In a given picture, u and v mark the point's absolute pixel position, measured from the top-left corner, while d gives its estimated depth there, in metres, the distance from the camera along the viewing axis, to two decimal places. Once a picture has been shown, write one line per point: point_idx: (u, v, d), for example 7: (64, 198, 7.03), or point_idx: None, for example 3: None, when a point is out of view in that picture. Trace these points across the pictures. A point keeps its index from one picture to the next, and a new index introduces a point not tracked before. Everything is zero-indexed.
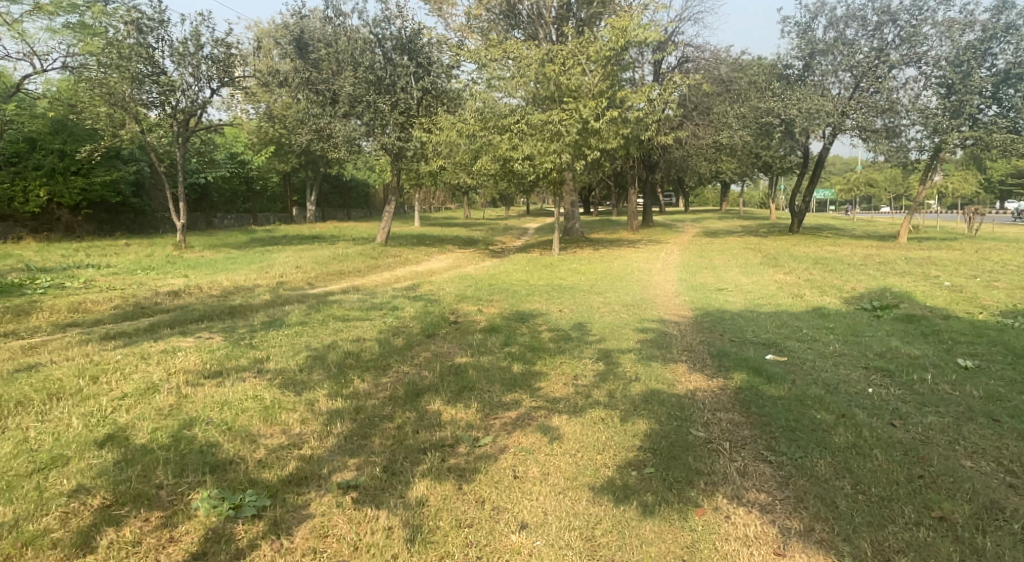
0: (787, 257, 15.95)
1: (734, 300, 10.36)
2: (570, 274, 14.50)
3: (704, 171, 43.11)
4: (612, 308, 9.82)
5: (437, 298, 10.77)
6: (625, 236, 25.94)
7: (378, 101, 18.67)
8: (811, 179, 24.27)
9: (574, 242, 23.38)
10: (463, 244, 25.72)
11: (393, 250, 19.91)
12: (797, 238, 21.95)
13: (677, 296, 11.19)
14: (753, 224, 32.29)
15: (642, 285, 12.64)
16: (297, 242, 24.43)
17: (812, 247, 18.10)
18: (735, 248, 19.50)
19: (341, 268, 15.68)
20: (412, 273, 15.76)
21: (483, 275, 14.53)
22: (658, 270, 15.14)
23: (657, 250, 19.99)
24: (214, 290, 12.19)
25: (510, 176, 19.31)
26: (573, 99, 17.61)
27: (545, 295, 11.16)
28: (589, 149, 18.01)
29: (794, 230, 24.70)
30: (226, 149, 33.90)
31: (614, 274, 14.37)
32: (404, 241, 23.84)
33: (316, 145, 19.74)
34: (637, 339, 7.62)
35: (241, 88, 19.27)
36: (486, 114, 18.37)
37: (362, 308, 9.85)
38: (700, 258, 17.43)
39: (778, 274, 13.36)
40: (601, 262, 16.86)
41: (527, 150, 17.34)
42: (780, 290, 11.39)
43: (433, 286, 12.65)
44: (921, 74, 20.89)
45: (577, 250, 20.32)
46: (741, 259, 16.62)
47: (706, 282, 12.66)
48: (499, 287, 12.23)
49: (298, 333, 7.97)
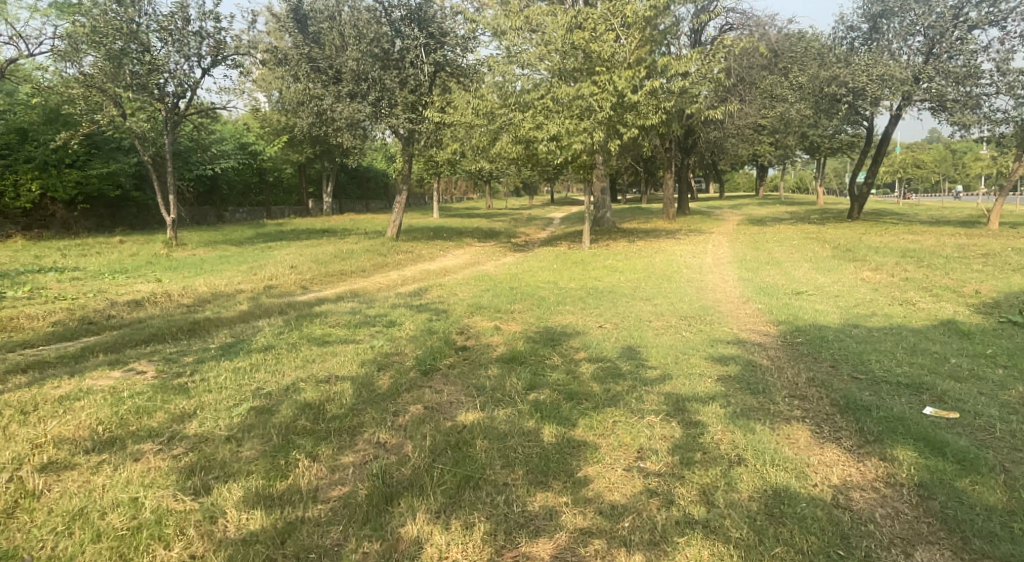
0: (864, 249, 13.54)
1: (822, 309, 8.13)
2: (607, 272, 12.37)
3: (743, 154, 40.30)
4: (669, 323, 7.62)
5: (444, 309, 8.69)
6: (660, 226, 23.63)
7: (384, 78, 16.63)
8: (874, 159, 21.66)
9: (607, 233, 21.16)
10: (484, 237, 23.65)
11: (405, 246, 17.93)
12: (859, 226, 19.46)
13: (745, 304, 8.94)
14: (801, 211, 29.61)
15: (695, 287, 10.44)
16: (304, 237, 22.57)
17: (885, 237, 15.65)
18: (792, 238, 17.09)
19: (342, 268, 13.76)
20: (423, 273, 13.78)
21: (504, 275, 12.47)
22: (710, 267, 12.94)
23: (702, 242, 17.70)
24: (185, 298, 10.28)
25: (535, 162, 17.18)
26: (606, 70, 15.33)
27: (579, 303, 9.02)
28: (624, 127, 15.74)
29: (852, 217, 22.44)
30: (235, 138, 32.16)
31: (659, 272, 12.21)
32: (420, 235, 21.82)
33: (318, 130, 17.77)
34: (715, 375, 5.42)
35: (234, 67, 17.34)
36: (506, 91, 16.19)
37: (350, 324, 7.83)
38: (755, 250, 15.15)
39: (860, 272, 11.06)
40: (641, 257, 14.67)
41: (556, 129, 15.07)
42: (874, 294, 9.12)
43: (443, 290, 10.61)
44: (1006, 36, 18.16)
45: (611, 243, 18.09)
46: (805, 251, 14.33)
47: (774, 284, 10.42)
48: (522, 292, 10.11)
49: (254, 367, 5.95)
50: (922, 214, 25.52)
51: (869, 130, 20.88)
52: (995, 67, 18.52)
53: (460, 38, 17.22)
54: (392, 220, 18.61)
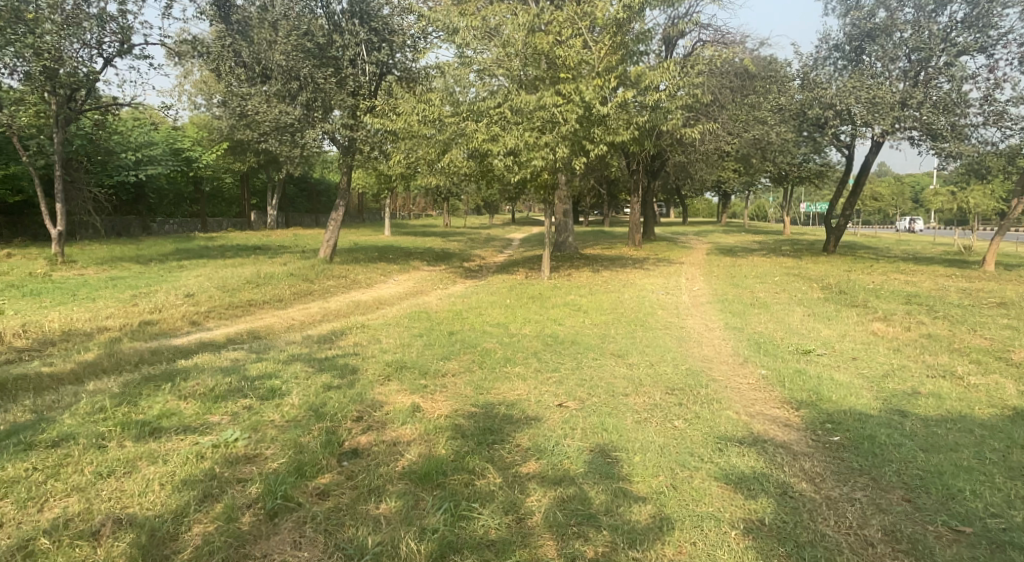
0: (860, 291, 11.89)
1: (847, 383, 6.23)
2: (569, 313, 10.38)
3: (709, 179, 39.13)
4: (654, 403, 5.60)
5: (353, 368, 6.53)
6: (626, 253, 21.91)
7: (318, 78, 14.43)
8: (853, 190, 20.38)
9: (568, 260, 19.27)
10: (434, 259, 21.48)
11: (339, 269, 15.68)
12: (839, 261, 18.00)
13: (742, 367, 7.00)
14: (770, 241, 28.28)
15: (676, 339, 8.50)
16: (230, 254, 20.06)
17: (875, 277, 14.09)
18: (772, 273, 15.45)
19: (253, 297, 11.49)
20: (352, 306, 11.61)
21: (446, 312, 10.37)
22: (690, 308, 11.09)
23: (674, 275, 15.93)
24: (18, 339, 7.89)
25: (489, 178, 15.18)
26: (571, 78, 13.52)
27: (532, 361, 6.94)
28: (591, 143, 13.87)
29: (829, 251, 21.05)
30: (167, 143, 29.37)
31: (630, 315, 10.25)
32: (361, 256, 19.53)
33: (241, 134, 15.46)
34: (741, 521, 3.45)
35: (143, 57, 14.89)
36: (457, 96, 14.09)
37: (211, 393, 5.62)
38: (735, 288, 13.40)
39: (867, 323, 9.31)
40: (606, 293, 12.79)
41: (515, 140, 13.01)
42: (901, 358, 7.30)
43: (364, 334, 8.45)
44: (993, 64, 17.19)
45: (573, 272, 16.20)
46: (791, 291, 12.64)
47: (771, 337, 8.55)
48: (462, 341, 7.99)
49: (5, 487, 3.74)
50: (897, 250, 24.40)
51: (848, 159, 19.56)
52: (982, 96, 17.44)
53: (408, 37, 15.19)
54: (325, 239, 16.30)
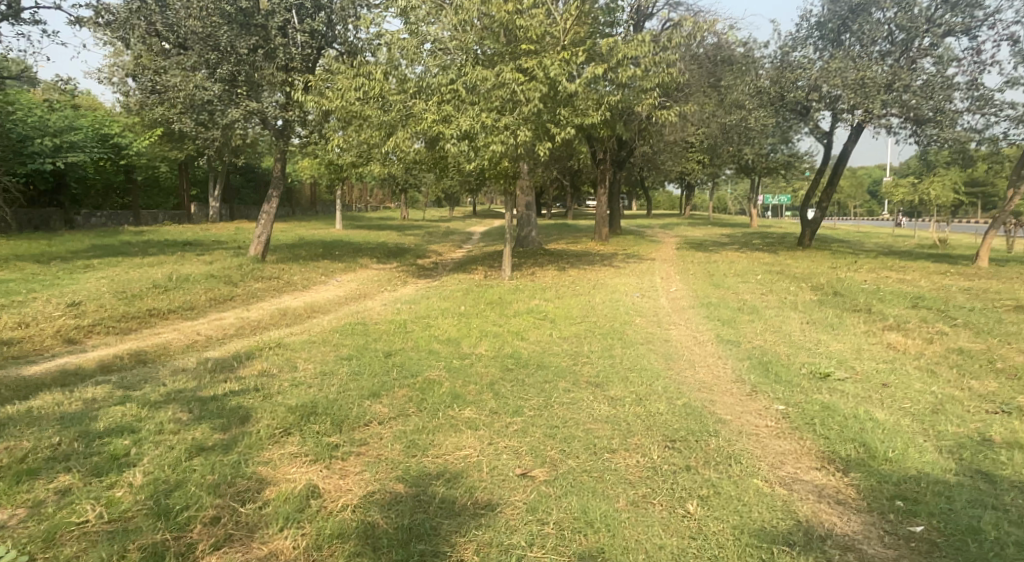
0: (857, 293, 10.61)
1: (896, 427, 4.77)
2: (531, 323, 8.81)
3: (673, 170, 38.05)
4: (653, 467, 4.05)
5: (244, 413, 4.83)
6: (593, 249, 20.47)
7: (242, 47, 12.47)
8: (830, 179, 19.25)
9: (531, 257, 17.72)
10: (384, 256, 19.67)
11: (272, 269, 13.80)
12: (820, 256, 16.89)
13: (753, 403, 5.50)
14: (739, 235, 27.19)
15: (661, 359, 6.99)
16: (152, 251, 17.88)
17: (866, 275, 12.89)
18: (753, 271, 14.15)
19: (156, 305, 9.63)
20: (277, 315, 9.83)
21: (387, 323, 8.69)
22: (671, 315, 9.63)
23: (647, 273, 14.50)
24: None
25: (442, 167, 13.50)
26: (534, 52, 11.91)
27: (486, 398, 5.33)
28: (557, 126, 12.30)
29: (804, 245, 19.99)
30: (92, 128, 26.80)
31: (604, 325, 8.74)
32: (301, 253, 17.61)
33: (154, 113, 13.42)
34: None
35: (33, 21, 12.72)
36: (403, 72, 12.30)
37: (16, 467, 3.87)
38: (717, 289, 12.01)
39: (880, 333, 7.95)
40: (575, 296, 11.27)
41: (471, 123, 11.34)
42: (943, 385, 5.90)
43: (278, 357, 6.72)
44: (979, 46, 16.19)
45: (537, 271, 14.65)
46: (780, 292, 11.32)
47: (775, 354, 7.10)
48: (399, 367, 6.32)
49: None
50: (870, 243, 23.49)
51: (826, 147, 18.44)
52: (968, 81, 16.34)
53: (348, 3, 13.32)
54: (256, 235, 14.37)
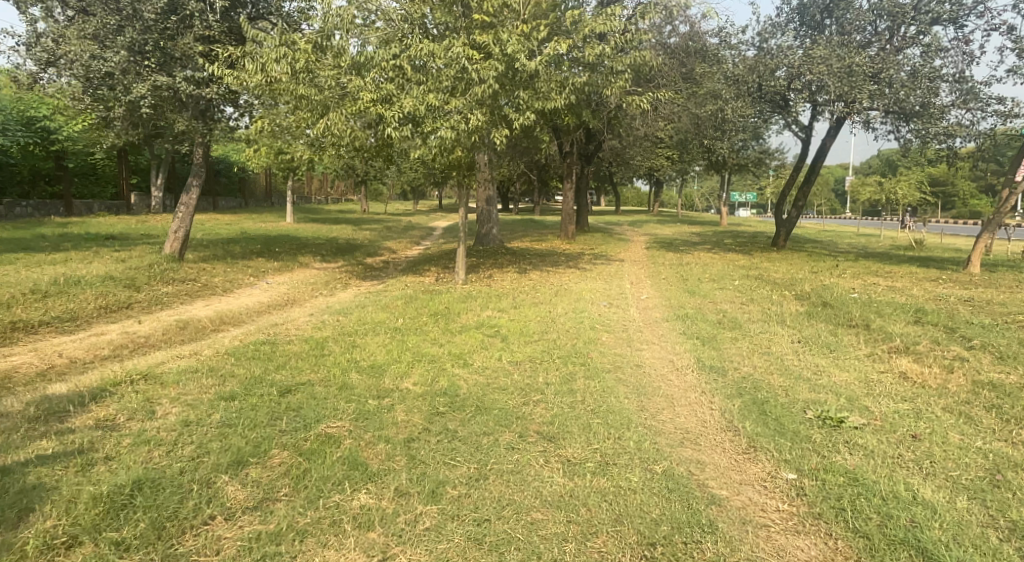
0: (850, 303, 9.41)
1: (957, 520, 3.44)
2: (477, 343, 7.36)
3: (641, 165, 36.93)
4: None
5: (25, 508, 3.27)
6: (557, 248, 19.09)
7: (149, 12, 10.69)
8: (808, 176, 18.19)
9: (489, 257, 16.24)
10: (331, 254, 18.00)
11: (191, 269, 12.10)
12: (799, 259, 15.81)
13: (750, 470, 4.14)
14: (709, 233, 26.14)
15: (631, 396, 5.59)
16: (65, 246, 15.93)
17: (853, 282, 11.73)
18: (730, 275, 12.93)
19: (24, 317, 7.92)
20: (176, 329, 8.20)
21: (301, 343, 7.13)
22: (643, 330, 8.27)
23: (615, 276, 13.16)
24: None
25: (385, 156, 11.95)
26: (489, 25, 10.40)
27: (395, 470, 3.85)
28: (515, 110, 10.83)
29: (779, 246, 18.93)
30: (14, 110, 24.46)
31: (564, 345, 7.33)
32: (236, 251, 15.86)
33: (49, 88, 11.55)
34: None
35: None
36: (339, 46, 10.73)
37: None
38: (693, 297, 10.70)
39: (889, 359, 6.69)
40: (534, 305, 9.85)
41: (415, 106, 9.82)
42: (987, 439, 4.62)
43: (137, 397, 5.14)
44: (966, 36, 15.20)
45: (494, 274, 13.19)
46: (764, 302, 10.05)
47: (772, 388, 5.75)
48: (291, 413, 4.79)
49: None
50: (844, 244, 22.58)
51: (804, 143, 17.34)
52: (954, 74, 15.35)
53: None
54: (173, 230, 12.61)
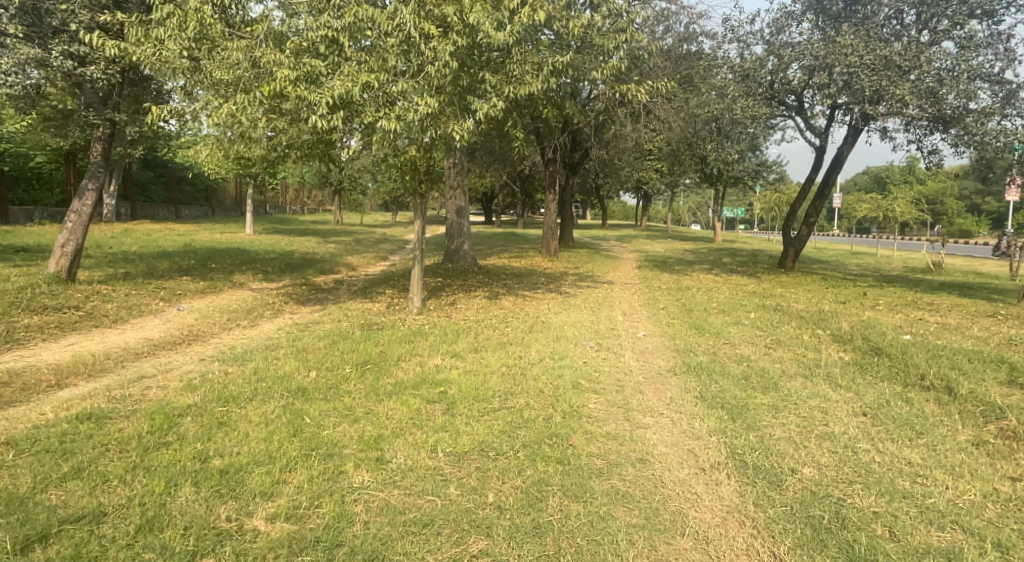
0: (909, 350, 7.25)
1: None
2: (409, 414, 5.11)
3: (630, 177, 35.00)
4: None
5: None
6: (538, 267, 16.86)
7: None
8: (820, 190, 16.16)
9: (458, 278, 13.98)
10: (278, 271, 15.63)
11: (78, 293, 9.74)
12: (815, 284, 13.72)
13: None
14: (705, 251, 24.09)
15: (640, 545, 3.34)
16: None
17: (895, 317, 9.57)
18: (741, 305, 10.77)
19: None
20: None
21: (141, 419, 4.79)
22: (646, 391, 6.04)
23: (604, 304, 10.96)
24: None
25: (323, 155, 9.70)
26: None
27: None
28: (480, 99, 8.59)
29: (786, 269, 16.86)
30: None
31: (536, 420, 5.07)
32: (159, 269, 13.47)
33: None
34: None
35: None
36: (259, 16, 8.51)
37: None
38: (704, 337, 8.48)
39: (1017, 456, 4.50)
40: (501, 347, 7.59)
41: (352, 90, 7.59)
42: None
43: None
44: (1006, 32, 13.23)
45: (459, 301, 10.93)
46: (795, 346, 7.86)
47: (867, 524, 3.53)
48: None
49: None
50: (853, 265, 20.57)
51: (818, 151, 15.25)
52: (993, 74, 13.31)
53: None
54: (59, 244, 10.22)
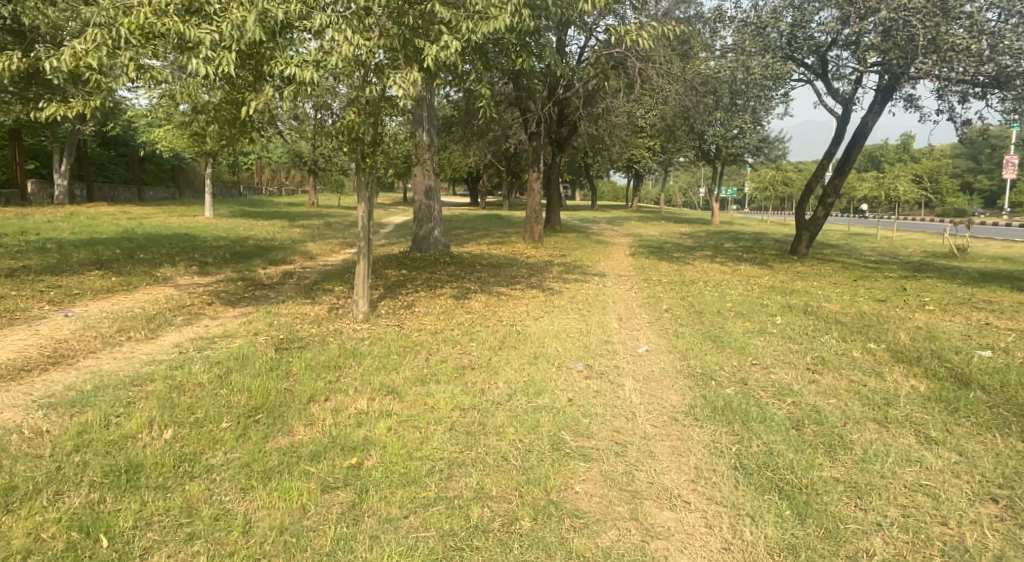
0: (1007, 379, 5.38)
1: None
2: (283, 522, 3.20)
3: (621, 156, 32.97)
4: None
5: None
6: (520, 255, 14.89)
7: None
8: (840, 167, 14.27)
9: (425, 271, 11.99)
10: (221, 262, 13.55)
11: None
12: (838, 276, 11.84)
13: None
14: (704, 235, 22.18)
15: None
16: None
17: (955, 322, 7.69)
18: (761, 305, 8.85)
19: None
20: None
21: None
22: (659, 456, 4.15)
23: (596, 305, 9.03)
24: None
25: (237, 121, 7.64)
26: None
27: None
28: (429, 39, 6.58)
29: (800, 256, 15.04)
30: None
31: (489, 533, 3.18)
32: (69, 261, 11.37)
33: None
34: None
35: None
36: None
37: None
38: (725, 354, 6.55)
39: None
40: (458, 375, 5.67)
41: (251, 25, 5.54)
42: None
43: None
44: None
45: (419, 302, 8.96)
46: (846, 369, 5.96)
47: None
48: None
49: None
50: (867, 250, 18.78)
51: (840, 121, 13.29)
52: None
53: None
54: None
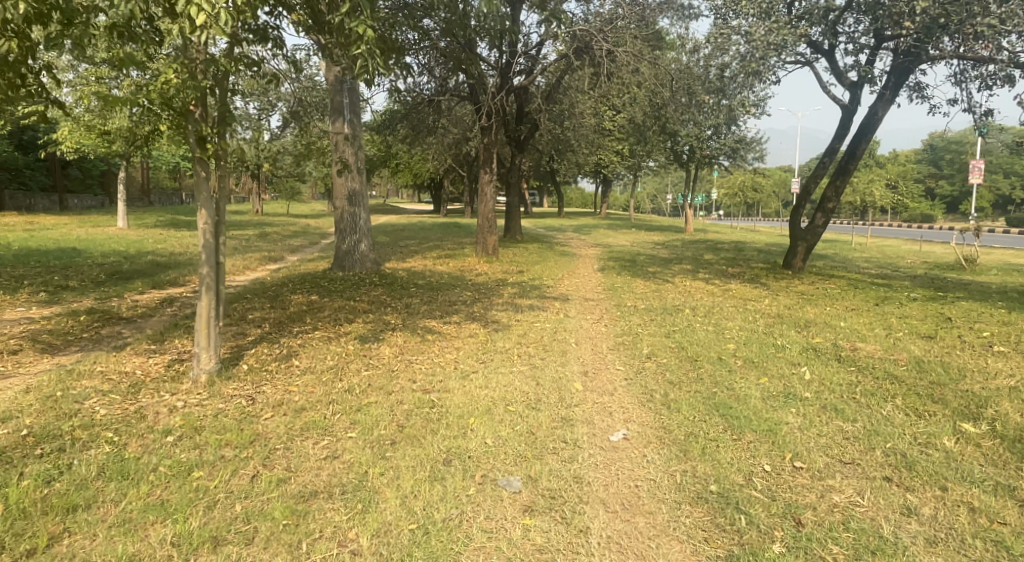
0: None
1: None
2: None
3: (587, 160, 30.81)
4: None
5: None
6: (468, 272, 12.41)
7: None
8: (844, 166, 12.15)
9: (341, 296, 9.46)
10: (89, 284, 10.82)
11: None
12: (853, 297, 9.66)
13: None
14: (678, 245, 20.02)
15: None
16: None
17: None
18: (775, 348, 6.49)
19: None
20: None
21: None
22: None
23: (550, 349, 6.59)
24: None
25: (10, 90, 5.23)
26: None
27: None
28: None
29: (796, 270, 12.87)
30: None
31: None
32: None
33: None
34: None
35: None
36: None
37: None
38: (748, 446, 4.17)
39: None
40: (298, 520, 3.19)
41: None
42: None
43: None
44: None
45: (307, 347, 6.46)
46: (952, 484, 3.62)
47: None
48: None
49: None
50: (863, 261, 16.74)
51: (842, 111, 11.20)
52: None
53: None
54: None
